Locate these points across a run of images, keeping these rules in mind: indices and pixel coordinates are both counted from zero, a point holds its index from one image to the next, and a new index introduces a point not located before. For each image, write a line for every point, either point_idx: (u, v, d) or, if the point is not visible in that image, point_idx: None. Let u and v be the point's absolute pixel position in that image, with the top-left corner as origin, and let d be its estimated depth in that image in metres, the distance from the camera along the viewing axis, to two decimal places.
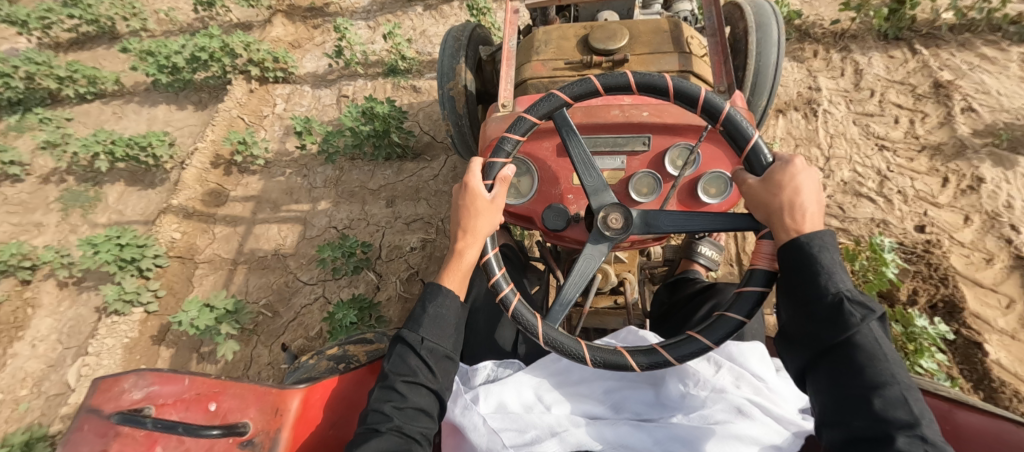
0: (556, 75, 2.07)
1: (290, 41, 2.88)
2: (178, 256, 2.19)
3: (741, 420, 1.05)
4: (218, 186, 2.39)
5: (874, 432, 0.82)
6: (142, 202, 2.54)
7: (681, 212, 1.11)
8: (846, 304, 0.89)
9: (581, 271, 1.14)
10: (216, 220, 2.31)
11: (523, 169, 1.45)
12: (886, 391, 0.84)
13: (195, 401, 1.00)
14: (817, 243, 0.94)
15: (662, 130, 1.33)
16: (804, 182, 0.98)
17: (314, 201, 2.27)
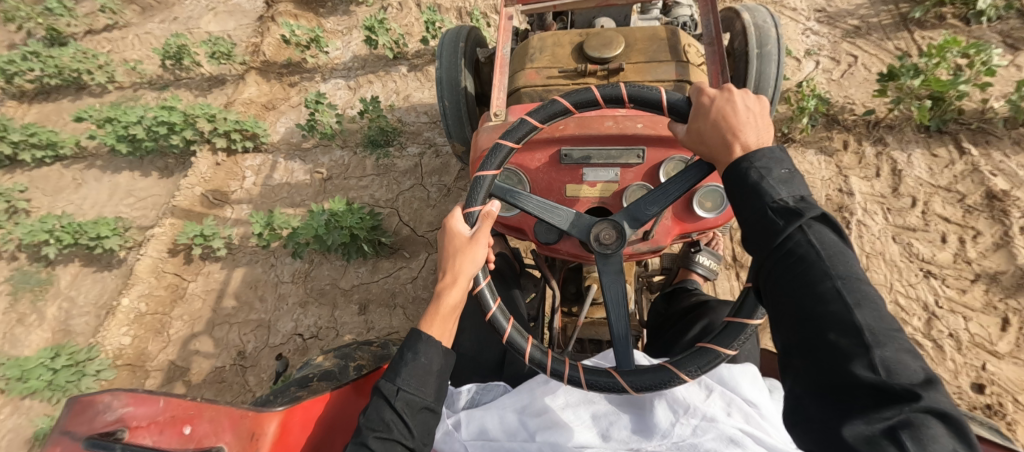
0: (551, 82, 2.06)
1: (264, 101, 2.65)
2: (128, 364, 1.97)
3: (733, 449, 0.96)
4: (176, 277, 2.15)
5: (812, 328, 0.77)
6: (96, 287, 2.31)
7: (658, 194, 1.13)
8: (773, 213, 0.87)
9: (615, 301, 1.10)
10: (172, 318, 2.06)
11: (514, 179, 1.43)
12: (822, 286, 0.79)
13: (170, 424, 0.92)
14: (746, 164, 0.94)
15: (655, 143, 1.38)
16: (728, 108, 1.01)
17: (280, 300, 2.03)
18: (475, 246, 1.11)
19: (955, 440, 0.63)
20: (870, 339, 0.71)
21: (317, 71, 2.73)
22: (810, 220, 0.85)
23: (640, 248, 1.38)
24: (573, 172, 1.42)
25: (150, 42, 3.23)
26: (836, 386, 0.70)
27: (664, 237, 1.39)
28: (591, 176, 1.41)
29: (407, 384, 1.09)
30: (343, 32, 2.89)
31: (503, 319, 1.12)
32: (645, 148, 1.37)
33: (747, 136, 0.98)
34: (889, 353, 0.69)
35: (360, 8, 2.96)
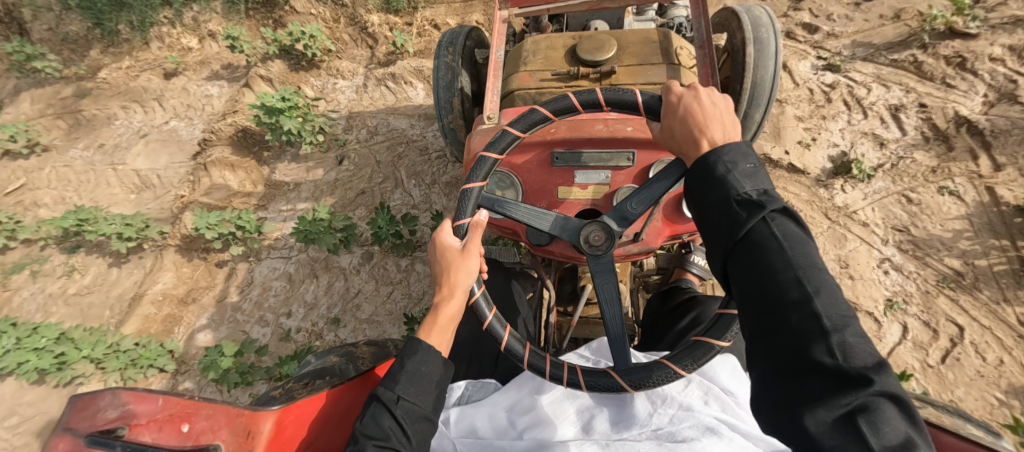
0: (546, 84, 1.74)
1: (182, 292, 2.11)
2: None
3: (709, 437, 1.01)
4: None
5: (774, 315, 0.75)
6: None
7: (641, 193, 1.10)
8: (737, 205, 0.83)
9: (607, 297, 1.12)
10: None
11: (508, 182, 1.33)
12: (788, 275, 0.76)
13: (167, 423, 0.85)
14: (714, 159, 0.89)
15: (643, 146, 1.28)
16: (688, 107, 0.99)
17: None
18: (467, 257, 1.10)
19: (907, 423, 0.63)
20: (827, 325, 0.70)
21: (246, 256, 2.19)
22: (774, 212, 0.81)
23: (630, 249, 1.31)
24: (566, 176, 1.31)
25: (69, 177, 2.71)
26: (801, 371, 0.69)
27: (654, 238, 1.31)
28: (582, 178, 1.31)
29: (405, 390, 1.01)
30: (288, 187, 2.37)
31: (498, 325, 1.12)
32: (635, 151, 1.28)
33: (720, 134, 0.95)
34: (847, 338, 0.68)
35: (313, 154, 2.44)
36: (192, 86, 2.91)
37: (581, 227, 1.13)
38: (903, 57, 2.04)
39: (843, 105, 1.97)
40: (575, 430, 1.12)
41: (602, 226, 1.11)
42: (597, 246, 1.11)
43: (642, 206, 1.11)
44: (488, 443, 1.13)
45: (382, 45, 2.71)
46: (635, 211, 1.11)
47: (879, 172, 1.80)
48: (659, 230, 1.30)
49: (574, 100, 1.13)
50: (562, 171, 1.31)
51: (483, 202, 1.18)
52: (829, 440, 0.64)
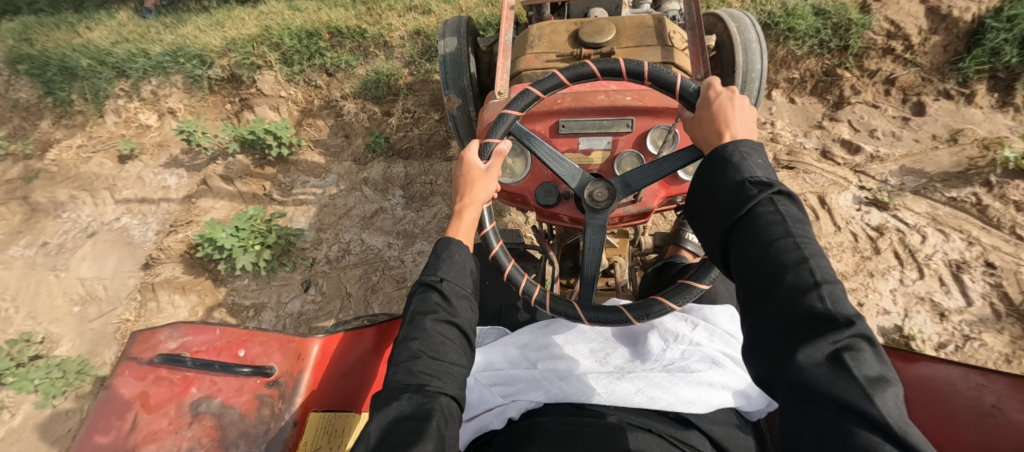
0: (550, 65, 1.36)
1: None
2: None
3: (715, 371, 0.88)
4: None
5: (769, 272, 0.65)
6: None
7: (650, 167, 0.94)
8: (746, 185, 0.75)
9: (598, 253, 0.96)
10: None
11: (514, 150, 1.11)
12: (788, 246, 0.66)
13: (224, 349, 0.96)
14: (733, 148, 0.80)
15: (644, 111, 1.08)
16: (727, 105, 0.87)
17: None
18: (484, 177, 0.95)
19: (884, 367, 0.56)
20: (820, 281, 0.62)
21: None
22: (779, 193, 0.73)
23: (627, 211, 1.11)
24: (570, 142, 1.10)
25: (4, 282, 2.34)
26: (790, 316, 0.60)
27: (651, 200, 1.11)
28: (586, 144, 1.09)
29: (447, 272, 0.83)
30: (247, 314, 2.05)
31: (504, 255, 0.95)
32: (636, 118, 1.08)
33: (741, 129, 0.84)
34: (838, 294, 0.60)
35: (276, 275, 2.10)
36: (148, 174, 2.59)
37: (588, 182, 0.96)
38: (962, 195, 1.74)
39: (893, 257, 1.69)
40: (589, 361, 0.94)
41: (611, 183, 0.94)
42: (600, 204, 0.93)
43: (651, 177, 0.94)
44: (499, 374, 0.94)
45: (360, 137, 2.41)
46: (640, 183, 0.94)
47: (941, 356, 1.50)
48: (653, 191, 1.11)
49: (592, 68, 0.98)
50: (568, 137, 1.10)
51: (512, 128, 1.01)
52: (816, 373, 0.55)
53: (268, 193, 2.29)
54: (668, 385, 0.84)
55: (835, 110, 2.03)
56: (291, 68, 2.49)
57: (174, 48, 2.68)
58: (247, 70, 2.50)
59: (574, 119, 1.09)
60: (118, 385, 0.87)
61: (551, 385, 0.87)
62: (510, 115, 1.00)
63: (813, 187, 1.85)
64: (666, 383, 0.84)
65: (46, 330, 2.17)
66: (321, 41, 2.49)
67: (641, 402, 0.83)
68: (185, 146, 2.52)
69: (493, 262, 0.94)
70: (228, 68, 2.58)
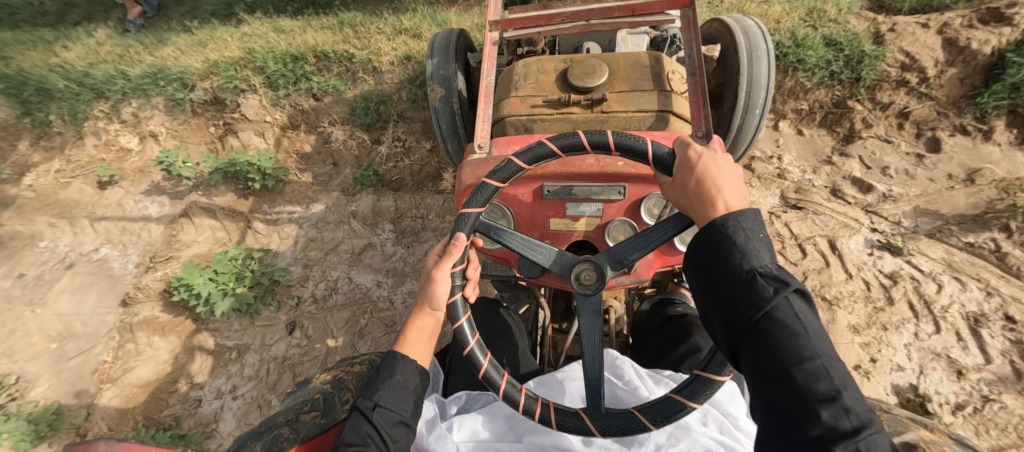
0: (536, 111, 1.25)
1: None
2: None
3: None
4: None
5: (795, 398, 0.57)
6: None
7: (639, 238, 0.86)
8: (758, 279, 0.65)
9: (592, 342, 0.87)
10: None
11: (497, 212, 1.00)
12: (809, 367, 0.59)
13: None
14: (737, 225, 0.69)
15: (638, 178, 0.96)
16: (711, 171, 0.76)
17: None
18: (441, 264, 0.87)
19: None
20: (853, 418, 0.54)
21: None
22: (795, 291, 0.64)
23: (620, 282, 1.00)
24: (557, 207, 0.99)
25: None
26: None
27: (646, 271, 0.99)
28: (574, 210, 0.98)
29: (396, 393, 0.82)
30: (229, 356, 1.95)
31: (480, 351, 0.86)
32: (628, 184, 0.96)
33: (731, 195, 0.74)
34: (876, 432, 0.53)
35: (259, 315, 2.00)
36: (128, 202, 2.47)
37: (574, 262, 0.89)
38: (980, 240, 1.65)
39: (907, 308, 1.60)
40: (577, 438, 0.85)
41: (597, 263, 0.88)
42: (588, 287, 0.88)
43: (640, 254, 0.87)
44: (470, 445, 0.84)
45: (348, 166, 2.33)
46: (631, 259, 0.87)
47: (959, 417, 1.40)
48: (649, 260, 0.99)
49: (551, 148, 0.87)
50: (555, 202, 0.99)
51: (478, 225, 0.92)
52: None
53: (253, 225, 2.20)
54: None
55: (845, 144, 1.94)
56: (276, 93, 2.39)
57: (154, 70, 2.61)
58: (230, 93, 2.40)
59: (562, 183, 0.98)
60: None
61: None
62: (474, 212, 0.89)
63: (823, 229, 1.77)
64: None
65: (21, 370, 2.00)
66: (307, 65, 2.43)
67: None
68: (168, 173, 2.41)
69: (466, 358, 0.86)
70: (210, 91, 2.48)
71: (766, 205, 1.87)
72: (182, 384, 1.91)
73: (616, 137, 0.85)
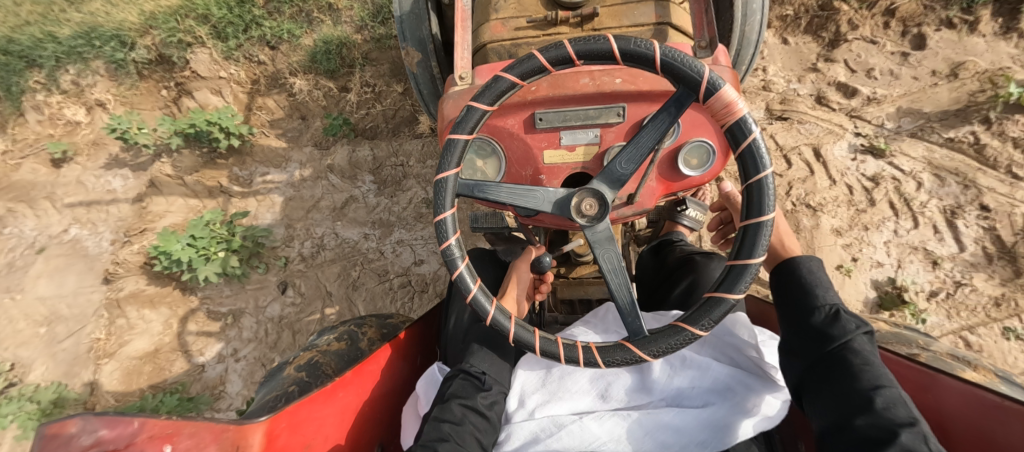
0: (521, 34, 1.17)
1: None
2: None
3: (729, 400, 0.90)
4: None
5: (875, 422, 0.70)
6: None
7: (631, 147, 0.82)
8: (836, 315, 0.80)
9: (613, 269, 0.85)
10: None
11: (488, 150, 0.95)
12: (880, 395, 0.72)
13: (146, 447, 0.69)
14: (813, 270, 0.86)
15: (637, 96, 0.90)
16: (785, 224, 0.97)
17: None
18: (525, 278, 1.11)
19: None
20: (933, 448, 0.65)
21: None
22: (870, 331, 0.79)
23: (620, 214, 0.98)
24: (550, 137, 0.94)
25: None
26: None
27: (648, 200, 0.97)
28: (569, 139, 0.93)
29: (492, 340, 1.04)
30: (225, 322, 1.94)
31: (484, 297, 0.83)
32: (627, 104, 0.91)
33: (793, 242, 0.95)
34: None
35: (248, 279, 1.98)
36: (88, 178, 2.31)
37: (568, 196, 0.84)
38: (960, 135, 1.66)
39: (888, 208, 1.64)
40: (590, 399, 0.93)
41: (592, 190, 0.82)
42: (588, 217, 0.83)
43: (634, 166, 0.82)
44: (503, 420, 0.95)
45: (317, 117, 2.21)
46: (626, 172, 0.83)
47: (932, 304, 1.51)
48: (653, 188, 0.96)
49: (509, 80, 0.80)
50: (548, 132, 0.94)
51: (459, 189, 0.87)
52: None
53: (227, 189, 2.11)
54: (680, 422, 0.88)
55: (830, 49, 1.89)
56: (227, 44, 2.20)
57: (86, 28, 2.35)
58: (175, 49, 2.20)
59: (553, 109, 0.92)
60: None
61: (550, 440, 0.87)
62: (452, 175, 0.84)
63: (808, 138, 1.76)
64: (678, 423, 0.87)
65: (14, 355, 1.99)
66: (255, 8, 2.22)
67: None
68: (124, 143, 2.25)
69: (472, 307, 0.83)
70: (154, 48, 2.25)
71: None
72: (181, 353, 1.90)
73: (569, 44, 0.77)
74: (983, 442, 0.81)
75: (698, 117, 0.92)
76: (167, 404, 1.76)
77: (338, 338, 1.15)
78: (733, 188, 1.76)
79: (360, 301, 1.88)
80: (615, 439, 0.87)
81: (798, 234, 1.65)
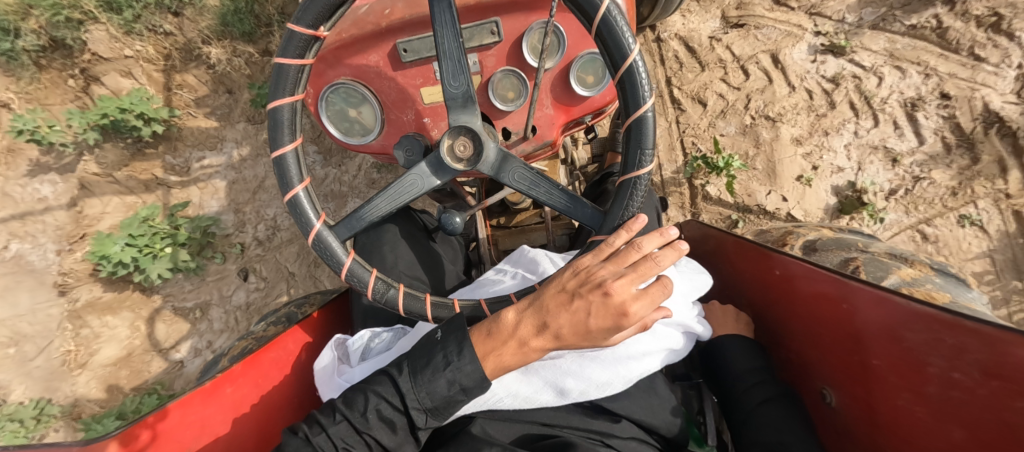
0: None
1: None
2: None
3: (634, 335, 0.92)
4: None
5: None
6: None
7: (450, 63, 0.76)
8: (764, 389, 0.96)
9: (532, 179, 0.84)
10: None
11: (359, 96, 0.89)
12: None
13: None
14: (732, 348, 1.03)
15: (509, 8, 0.86)
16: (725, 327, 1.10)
17: None
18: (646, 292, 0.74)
19: None
20: None
21: None
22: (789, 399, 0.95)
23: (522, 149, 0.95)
24: (424, 71, 0.89)
25: None
26: None
27: (549, 130, 0.94)
28: None
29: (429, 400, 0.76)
30: (194, 316, 1.91)
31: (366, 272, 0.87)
32: (501, 18, 0.86)
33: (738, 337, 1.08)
34: None
35: (208, 271, 1.91)
36: (14, 189, 2.07)
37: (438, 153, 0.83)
38: (923, 20, 1.57)
39: (848, 109, 1.58)
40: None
41: (462, 128, 0.80)
42: (467, 160, 0.82)
43: (463, 79, 0.77)
44: None
45: (244, 88, 2.02)
46: (461, 91, 0.78)
47: (892, 202, 1.51)
48: (552, 117, 0.93)
49: (286, 105, 0.83)
50: (420, 66, 0.89)
51: (342, 235, 0.89)
52: None
53: (164, 181, 1.97)
54: (580, 370, 0.88)
55: None
56: (122, 16, 1.94)
57: None
58: (66, 30, 1.92)
59: (418, 36, 0.86)
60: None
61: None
62: (324, 228, 0.87)
63: (765, 44, 1.64)
64: (576, 369, 0.88)
65: None
66: None
67: (555, 402, 0.88)
68: (41, 145, 2.05)
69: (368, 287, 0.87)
70: (42, 31, 1.95)
71: (706, 30, 1.68)
72: (156, 353, 1.88)
73: (291, 29, 0.79)
74: (893, 343, 0.80)
75: (582, 25, 0.87)
76: (147, 404, 1.79)
77: (275, 323, 1.21)
78: (690, 109, 1.66)
79: (324, 276, 1.84)
80: (512, 393, 0.88)
81: (758, 148, 1.59)
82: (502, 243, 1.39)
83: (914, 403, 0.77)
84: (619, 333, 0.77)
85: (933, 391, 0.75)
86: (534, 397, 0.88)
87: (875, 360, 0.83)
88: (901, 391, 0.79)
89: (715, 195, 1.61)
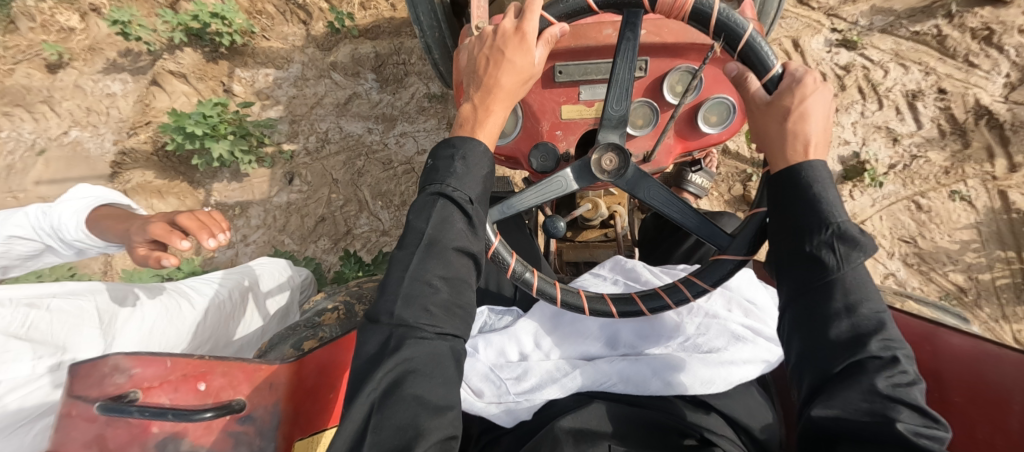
0: None
1: None
2: None
3: (738, 345, 0.92)
4: None
5: (813, 334, 0.66)
6: None
7: (616, 88, 0.86)
8: (825, 234, 0.66)
9: (663, 201, 0.90)
10: None
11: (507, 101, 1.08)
12: (874, 343, 0.63)
13: (182, 384, 0.78)
14: (807, 175, 0.69)
15: (659, 50, 1.06)
16: (811, 108, 0.70)
17: None
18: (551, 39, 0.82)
19: (920, 430, 0.57)
20: (889, 374, 0.60)
21: None
22: (867, 258, 0.65)
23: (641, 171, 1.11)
24: (570, 92, 1.09)
25: None
26: (819, 393, 0.63)
27: (665, 157, 1.11)
28: (588, 94, 1.09)
29: (474, 189, 0.79)
30: (233, 212, 2.02)
31: (504, 249, 0.88)
32: (650, 58, 1.06)
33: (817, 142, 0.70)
34: (913, 385, 0.61)
35: (254, 170, 2.05)
36: (86, 82, 2.24)
37: (586, 161, 0.90)
38: (925, 29, 1.81)
39: (856, 93, 1.79)
40: (599, 345, 0.99)
41: (610, 144, 0.87)
42: (611, 172, 0.88)
43: (626, 104, 0.87)
44: (515, 366, 0.98)
45: (318, 20, 2.24)
46: (619, 113, 0.87)
47: (890, 175, 1.68)
48: (671, 148, 1.10)
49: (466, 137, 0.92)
50: (567, 87, 1.09)
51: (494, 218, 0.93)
52: (837, 424, 0.59)
53: (229, 89, 2.15)
54: (687, 365, 0.90)
55: None
56: None
57: None
58: None
59: (574, 63, 1.07)
60: (62, 438, 0.69)
61: (564, 379, 0.92)
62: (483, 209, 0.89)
63: (787, 32, 1.89)
64: (683, 364, 0.90)
65: None
66: None
67: (662, 391, 0.88)
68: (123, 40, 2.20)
69: (493, 258, 0.88)
70: None
71: None
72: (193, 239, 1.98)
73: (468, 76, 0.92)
74: (975, 382, 0.76)
75: (717, 75, 1.05)
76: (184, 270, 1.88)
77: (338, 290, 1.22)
78: None
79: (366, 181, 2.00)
80: (619, 379, 0.92)
81: None
82: (566, 254, 1.51)
83: (993, 435, 0.71)
84: (534, 53, 0.81)
85: (1016, 425, 0.69)
86: (644, 384, 0.90)
87: (953, 398, 0.77)
88: (978, 423, 0.73)
89: (734, 151, 1.80)
